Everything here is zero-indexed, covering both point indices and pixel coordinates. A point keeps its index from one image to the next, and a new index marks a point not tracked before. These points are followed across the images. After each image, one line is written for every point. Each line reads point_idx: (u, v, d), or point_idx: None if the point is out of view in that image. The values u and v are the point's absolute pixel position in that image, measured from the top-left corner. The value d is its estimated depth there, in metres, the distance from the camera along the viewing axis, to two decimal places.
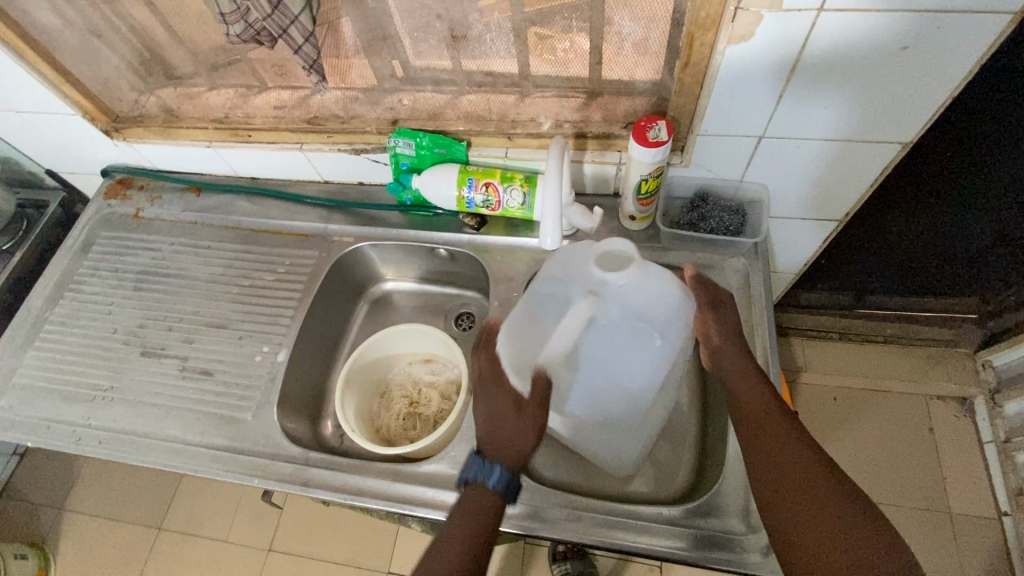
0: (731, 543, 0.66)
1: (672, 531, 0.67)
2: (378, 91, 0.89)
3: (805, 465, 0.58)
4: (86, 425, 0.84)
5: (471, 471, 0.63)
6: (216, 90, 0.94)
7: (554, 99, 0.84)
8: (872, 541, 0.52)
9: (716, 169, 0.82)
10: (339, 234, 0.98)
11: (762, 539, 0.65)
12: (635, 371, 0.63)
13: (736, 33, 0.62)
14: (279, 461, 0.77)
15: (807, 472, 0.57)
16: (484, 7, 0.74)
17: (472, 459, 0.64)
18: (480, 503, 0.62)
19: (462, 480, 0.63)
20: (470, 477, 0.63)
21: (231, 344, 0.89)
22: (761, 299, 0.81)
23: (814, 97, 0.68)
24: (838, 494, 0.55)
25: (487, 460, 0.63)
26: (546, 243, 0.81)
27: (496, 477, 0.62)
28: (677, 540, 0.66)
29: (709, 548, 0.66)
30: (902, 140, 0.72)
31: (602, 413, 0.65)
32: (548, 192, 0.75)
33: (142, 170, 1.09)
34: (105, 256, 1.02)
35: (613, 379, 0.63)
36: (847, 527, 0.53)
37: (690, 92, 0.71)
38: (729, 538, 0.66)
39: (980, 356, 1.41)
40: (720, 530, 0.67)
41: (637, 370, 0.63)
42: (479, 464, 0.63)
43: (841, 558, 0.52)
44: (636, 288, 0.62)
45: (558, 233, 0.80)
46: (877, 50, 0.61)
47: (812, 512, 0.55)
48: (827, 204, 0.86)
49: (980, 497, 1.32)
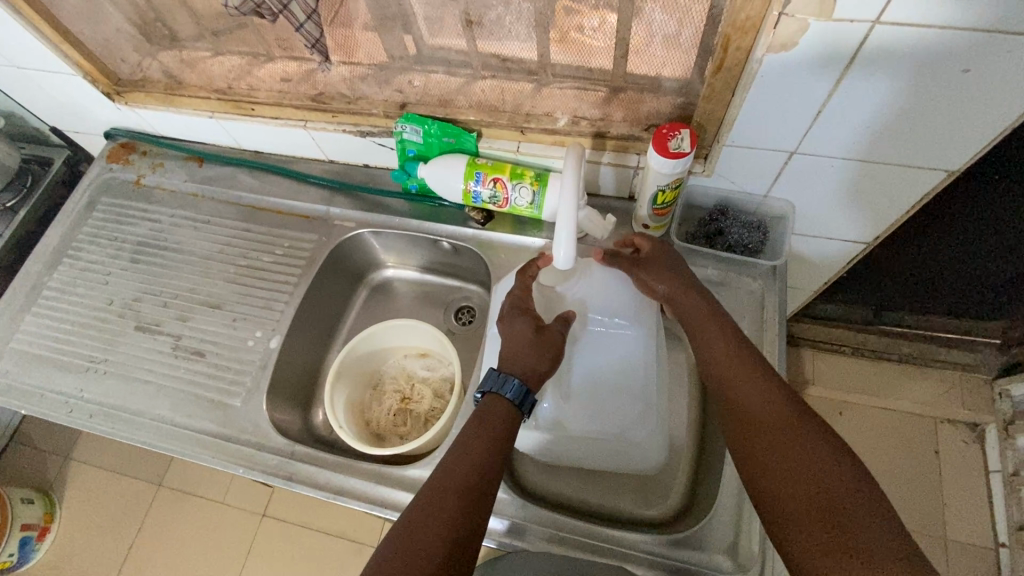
0: None
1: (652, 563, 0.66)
2: (388, 70, 0.83)
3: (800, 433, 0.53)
4: (78, 398, 0.84)
5: (489, 381, 0.63)
6: (219, 57, 0.89)
7: (572, 92, 0.78)
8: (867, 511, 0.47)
9: (739, 182, 0.76)
10: (340, 218, 0.94)
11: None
12: (620, 363, 0.72)
13: (776, 40, 0.56)
14: (265, 452, 0.76)
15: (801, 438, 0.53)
16: None
17: (489, 371, 0.64)
18: (493, 410, 0.61)
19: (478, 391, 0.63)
20: (487, 388, 0.63)
21: (225, 325, 0.88)
22: (774, 324, 0.76)
23: (856, 115, 0.62)
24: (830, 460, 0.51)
25: (502, 372, 0.63)
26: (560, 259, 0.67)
27: (511, 388, 0.61)
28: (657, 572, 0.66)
29: None
30: (948, 169, 0.66)
31: (627, 424, 0.71)
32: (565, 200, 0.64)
33: (145, 135, 1.05)
34: (104, 223, 1.00)
35: (604, 378, 0.72)
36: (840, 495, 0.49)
37: (719, 98, 0.66)
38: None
39: (998, 384, 1.35)
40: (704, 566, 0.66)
41: (627, 360, 0.73)
42: (494, 375, 0.63)
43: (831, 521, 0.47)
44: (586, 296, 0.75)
45: (574, 252, 0.69)
46: (934, 71, 0.55)
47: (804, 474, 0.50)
48: (856, 225, 0.80)
49: (980, 526, 1.28)
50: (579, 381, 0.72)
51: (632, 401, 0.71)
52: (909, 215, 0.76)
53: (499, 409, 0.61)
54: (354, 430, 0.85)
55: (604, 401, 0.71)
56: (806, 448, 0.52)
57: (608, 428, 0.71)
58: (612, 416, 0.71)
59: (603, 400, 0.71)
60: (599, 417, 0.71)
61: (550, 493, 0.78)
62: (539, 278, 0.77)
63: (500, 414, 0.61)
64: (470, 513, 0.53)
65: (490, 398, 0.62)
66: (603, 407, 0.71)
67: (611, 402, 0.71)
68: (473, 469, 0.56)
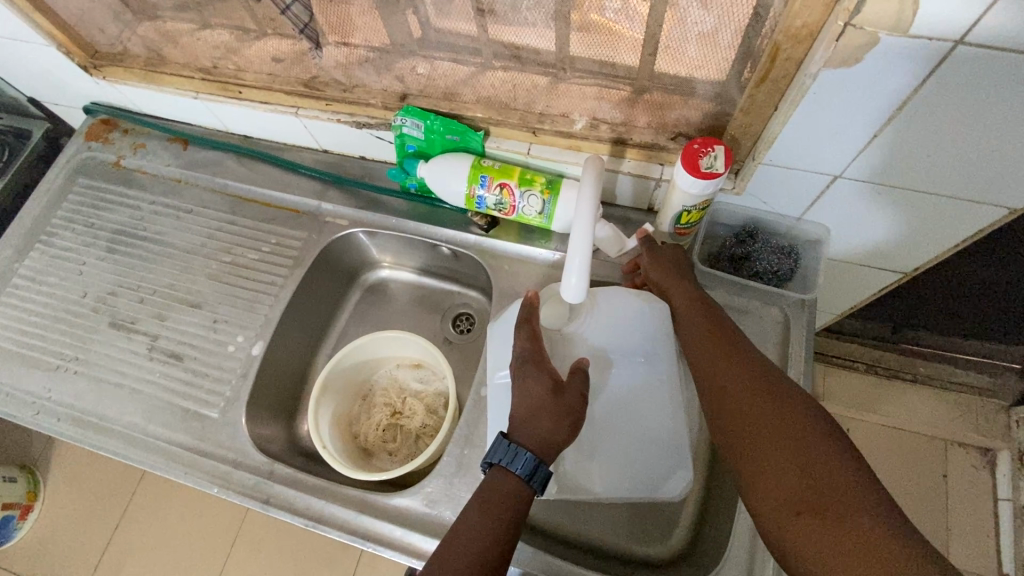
0: None
1: None
2: (391, 54, 0.74)
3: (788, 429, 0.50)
4: (46, 398, 0.79)
5: (497, 451, 0.55)
6: (208, 30, 0.80)
7: (592, 91, 0.70)
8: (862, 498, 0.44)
9: (771, 202, 0.70)
10: (332, 215, 0.88)
11: None
12: (650, 411, 0.65)
13: (836, 54, 0.48)
14: (242, 470, 0.71)
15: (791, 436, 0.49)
16: None
17: (498, 439, 0.55)
18: (498, 489, 0.53)
19: (485, 462, 0.56)
20: (495, 459, 0.55)
21: (205, 327, 0.82)
22: (800, 360, 0.69)
23: (914, 143, 0.55)
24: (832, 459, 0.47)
25: (513, 442, 0.55)
26: (571, 288, 0.60)
27: (522, 463, 0.53)
28: None
29: None
30: (1012, 207, 0.58)
31: (656, 477, 0.65)
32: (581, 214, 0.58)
33: (126, 113, 0.98)
34: (80, 207, 0.93)
35: (632, 427, 0.65)
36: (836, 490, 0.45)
37: (758, 112, 0.59)
38: None
39: (1016, 411, 1.27)
40: None
41: (655, 406, 0.65)
42: (502, 445, 0.55)
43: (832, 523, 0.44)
44: (606, 336, 0.67)
45: (586, 282, 0.60)
46: (1014, 103, 0.48)
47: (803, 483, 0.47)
48: (895, 254, 0.73)
49: (983, 557, 1.21)
50: (605, 433, 0.65)
51: (662, 451, 0.65)
52: (957, 248, 0.69)
53: (506, 486, 0.53)
54: (341, 447, 0.80)
55: (632, 452, 0.65)
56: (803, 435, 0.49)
57: (636, 482, 0.65)
58: (640, 468, 0.64)
59: (631, 450, 0.65)
60: (626, 475, 0.64)
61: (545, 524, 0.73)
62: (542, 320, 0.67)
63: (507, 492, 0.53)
64: None
65: (499, 471, 0.55)
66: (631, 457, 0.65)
67: (639, 452, 0.64)
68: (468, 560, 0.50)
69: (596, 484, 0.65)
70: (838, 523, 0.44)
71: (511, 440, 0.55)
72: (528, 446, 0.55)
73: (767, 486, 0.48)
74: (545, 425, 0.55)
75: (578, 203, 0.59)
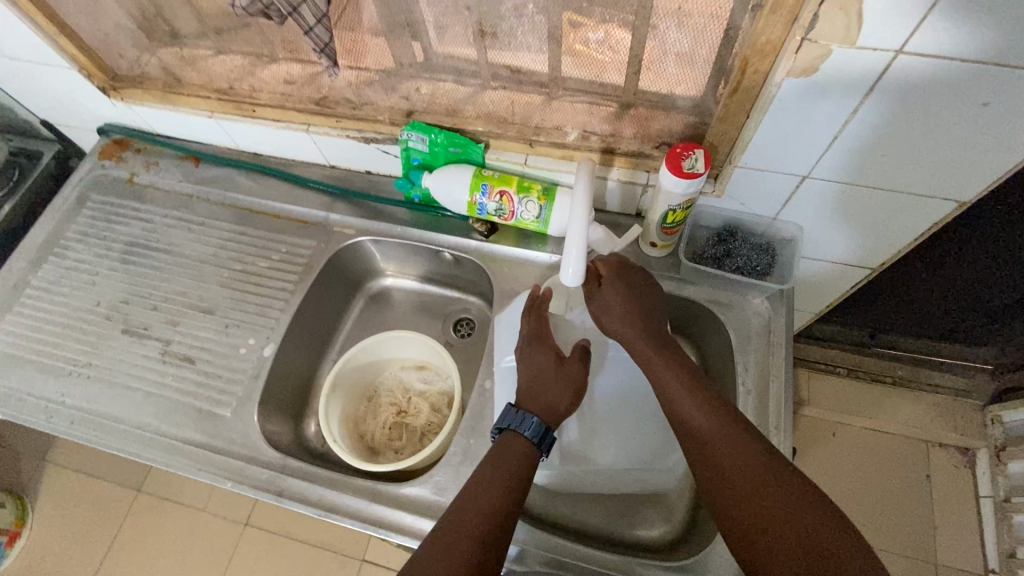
0: None
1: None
2: (396, 76, 0.81)
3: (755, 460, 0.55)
4: (59, 403, 0.81)
5: (507, 417, 0.62)
6: (221, 56, 0.87)
7: (583, 106, 0.77)
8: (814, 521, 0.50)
9: (748, 203, 0.76)
10: (340, 225, 0.93)
11: None
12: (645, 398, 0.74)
13: (796, 65, 0.55)
14: (255, 465, 0.74)
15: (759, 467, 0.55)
16: None
17: (507, 408, 0.62)
18: (510, 448, 0.60)
19: (496, 428, 0.62)
20: (504, 425, 0.62)
21: (217, 332, 0.85)
22: (780, 347, 0.76)
23: (873, 144, 0.62)
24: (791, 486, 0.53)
25: (522, 410, 0.62)
26: (567, 274, 0.66)
27: (530, 426, 0.60)
28: None
29: None
30: (959, 199, 0.66)
31: (651, 454, 0.72)
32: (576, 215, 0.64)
33: (140, 133, 1.03)
34: (94, 221, 0.97)
35: (630, 411, 0.73)
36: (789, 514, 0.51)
37: (733, 119, 0.66)
38: None
39: (989, 410, 1.33)
40: None
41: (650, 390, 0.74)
42: (512, 412, 0.62)
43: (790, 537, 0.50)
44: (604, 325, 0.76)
45: (583, 269, 0.66)
46: (955, 104, 0.55)
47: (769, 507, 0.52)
48: (864, 250, 0.80)
49: (969, 552, 1.25)
50: (608, 413, 0.73)
51: (657, 433, 0.73)
52: (918, 241, 0.76)
53: (517, 446, 0.60)
54: (349, 445, 0.83)
55: (630, 430, 0.72)
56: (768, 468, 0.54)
57: (634, 459, 0.72)
58: (637, 446, 0.72)
59: (628, 430, 0.73)
60: (625, 452, 0.72)
61: (545, 513, 0.76)
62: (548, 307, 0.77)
63: (516, 452, 0.59)
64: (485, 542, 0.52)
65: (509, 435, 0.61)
66: (629, 437, 0.72)
67: (636, 430, 0.73)
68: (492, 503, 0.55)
69: (598, 459, 0.71)
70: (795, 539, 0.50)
71: (520, 408, 0.63)
72: (533, 412, 0.62)
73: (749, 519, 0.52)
74: (549, 395, 0.63)
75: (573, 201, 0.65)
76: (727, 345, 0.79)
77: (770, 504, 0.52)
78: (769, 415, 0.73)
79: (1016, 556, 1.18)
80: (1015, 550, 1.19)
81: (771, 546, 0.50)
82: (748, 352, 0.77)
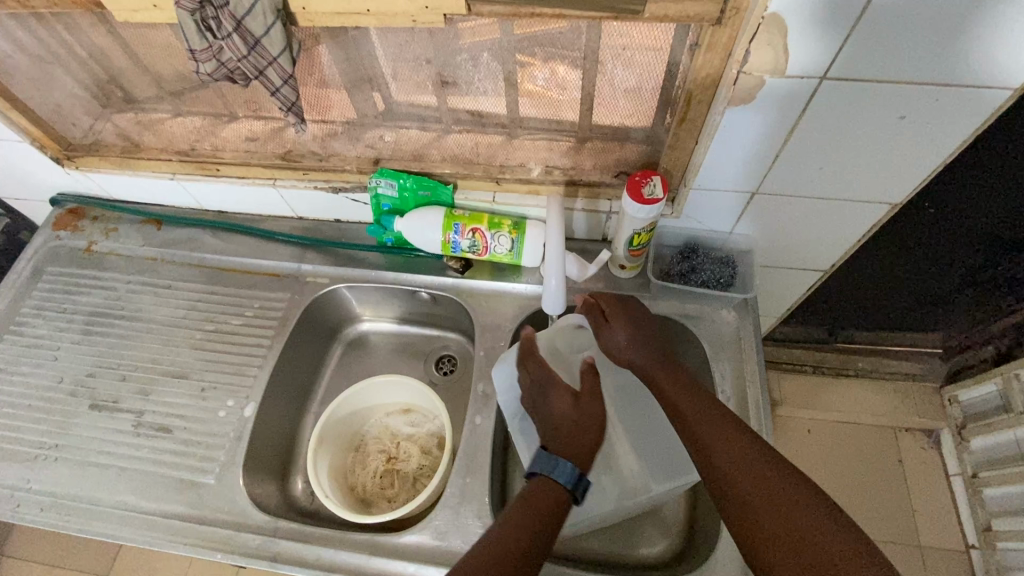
0: None
1: None
2: (359, 127, 0.84)
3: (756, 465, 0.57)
4: (26, 489, 0.77)
5: (540, 462, 0.64)
6: (182, 118, 0.87)
7: (543, 143, 0.81)
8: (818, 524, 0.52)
9: (705, 222, 0.82)
10: (312, 275, 0.92)
11: None
12: (658, 418, 0.76)
13: (735, 95, 0.61)
14: (245, 532, 0.71)
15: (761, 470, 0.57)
16: (468, 31, 0.66)
17: (541, 453, 0.64)
18: (545, 493, 0.61)
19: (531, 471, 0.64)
20: (537, 470, 0.64)
21: (192, 396, 0.83)
22: (752, 352, 0.81)
23: (811, 159, 0.68)
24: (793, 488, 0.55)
25: (555, 455, 0.64)
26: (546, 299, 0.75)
27: (564, 470, 0.62)
28: None
29: None
30: (892, 201, 0.72)
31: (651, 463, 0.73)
32: (550, 266, 0.73)
33: (97, 200, 1.00)
34: (52, 294, 0.94)
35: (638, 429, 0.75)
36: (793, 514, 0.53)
37: (683, 146, 0.71)
38: None
39: (946, 392, 1.38)
40: None
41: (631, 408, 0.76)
42: (547, 458, 0.64)
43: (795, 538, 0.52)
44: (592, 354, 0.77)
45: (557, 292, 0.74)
46: (876, 119, 0.61)
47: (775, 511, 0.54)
48: (813, 255, 0.86)
49: (947, 530, 1.29)
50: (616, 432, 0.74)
51: (671, 451, 0.74)
52: (860, 243, 0.82)
53: (552, 491, 0.61)
54: (340, 498, 0.81)
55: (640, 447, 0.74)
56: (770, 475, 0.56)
57: (642, 471, 0.72)
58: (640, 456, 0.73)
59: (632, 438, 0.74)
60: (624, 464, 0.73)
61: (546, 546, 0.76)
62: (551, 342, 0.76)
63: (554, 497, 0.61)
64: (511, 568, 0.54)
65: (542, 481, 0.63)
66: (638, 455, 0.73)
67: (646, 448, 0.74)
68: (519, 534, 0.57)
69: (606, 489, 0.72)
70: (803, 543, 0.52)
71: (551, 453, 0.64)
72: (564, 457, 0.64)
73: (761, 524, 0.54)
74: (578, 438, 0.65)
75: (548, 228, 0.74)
76: (702, 357, 0.83)
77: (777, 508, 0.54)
78: (750, 417, 0.77)
79: (992, 529, 1.21)
80: (990, 523, 1.22)
81: (780, 557, 0.52)
82: (722, 359, 0.81)
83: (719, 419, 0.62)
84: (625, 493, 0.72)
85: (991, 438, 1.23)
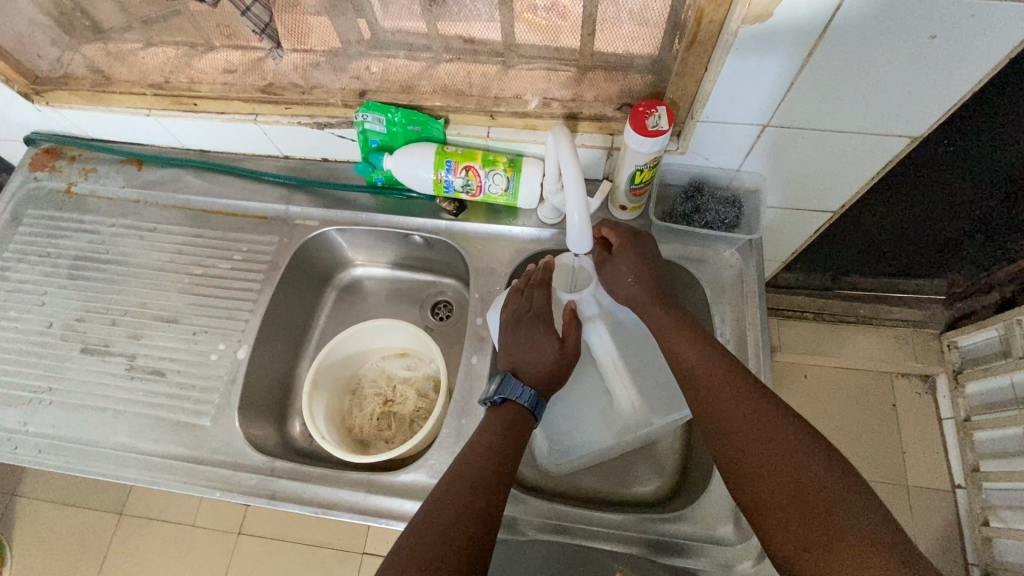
0: (694, 545, 0.66)
1: (623, 536, 0.67)
2: (343, 56, 0.77)
3: (762, 409, 0.56)
4: (24, 432, 0.77)
5: (507, 388, 0.65)
6: (153, 49, 0.80)
7: (541, 72, 0.75)
8: (822, 464, 0.51)
9: (712, 157, 0.77)
10: (301, 217, 0.89)
11: (734, 531, 0.66)
12: (653, 354, 0.74)
13: (752, 11, 0.55)
14: (243, 472, 0.72)
15: (765, 413, 0.56)
16: None
17: (507, 377, 0.65)
18: (512, 419, 0.63)
19: (492, 399, 0.65)
20: (505, 396, 0.64)
21: (184, 340, 0.82)
22: (755, 295, 0.79)
23: (828, 87, 0.63)
24: (798, 430, 0.53)
25: (521, 382, 0.65)
26: (576, 242, 0.66)
27: (528, 397, 0.64)
28: (627, 544, 0.66)
29: (660, 546, 0.66)
30: (911, 134, 0.68)
31: (644, 399, 0.71)
32: (571, 196, 0.62)
33: (71, 139, 0.95)
34: (34, 238, 0.91)
35: (637, 367, 0.72)
36: (793, 456, 0.52)
37: (691, 74, 0.66)
38: (699, 541, 0.66)
39: (946, 337, 1.30)
40: (688, 534, 0.67)
41: (628, 350, 0.73)
42: (514, 384, 0.65)
43: (796, 482, 0.50)
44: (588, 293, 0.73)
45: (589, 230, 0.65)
46: (902, 39, 0.56)
47: (777, 450, 0.53)
48: (823, 195, 0.82)
49: (936, 469, 1.28)
50: (612, 371, 0.72)
51: (665, 387, 0.72)
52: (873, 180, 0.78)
53: (517, 415, 0.64)
54: (337, 438, 0.82)
55: (639, 382, 0.71)
56: (772, 419, 0.55)
57: (635, 408, 0.71)
58: (635, 394, 0.71)
59: (625, 377, 0.71)
60: (614, 402, 0.72)
61: (540, 483, 0.76)
62: (552, 284, 0.75)
63: (517, 421, 0.63)
64: (488, 485, 0.56)
65: (509, 404, 0.64)
66: (635, 390, 0.71)
67: (645, 383, 0.72)
68: (497, 459, 0.58)
69: (597, 427, 0.72)
70: (804, 488, 0.50)
71: (515, 378, 0.66)
72: (528, 385, 0.66)
73: (761, 469, 0.52)
74: (553, 372, 0.68)
75: (563, 170, 0.61)
76: (703, 300, 0.82)
77: (781, 449, 0.53)
78: (748, 358, 0.76)
79: (980, 470, 1.19)
80: (979, 464, 1.20)
81: (773, 500, 0.51)
82: (723, 302, 0.80)
83: (724, 367, 0.60)
84: (624, 430, 0.71)
85: (987, 383, 1.19)
